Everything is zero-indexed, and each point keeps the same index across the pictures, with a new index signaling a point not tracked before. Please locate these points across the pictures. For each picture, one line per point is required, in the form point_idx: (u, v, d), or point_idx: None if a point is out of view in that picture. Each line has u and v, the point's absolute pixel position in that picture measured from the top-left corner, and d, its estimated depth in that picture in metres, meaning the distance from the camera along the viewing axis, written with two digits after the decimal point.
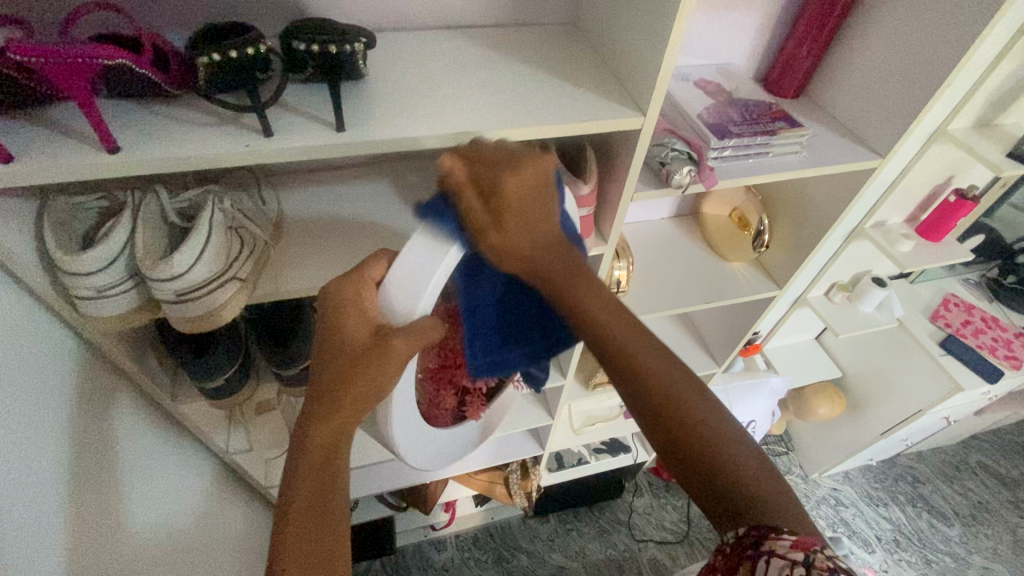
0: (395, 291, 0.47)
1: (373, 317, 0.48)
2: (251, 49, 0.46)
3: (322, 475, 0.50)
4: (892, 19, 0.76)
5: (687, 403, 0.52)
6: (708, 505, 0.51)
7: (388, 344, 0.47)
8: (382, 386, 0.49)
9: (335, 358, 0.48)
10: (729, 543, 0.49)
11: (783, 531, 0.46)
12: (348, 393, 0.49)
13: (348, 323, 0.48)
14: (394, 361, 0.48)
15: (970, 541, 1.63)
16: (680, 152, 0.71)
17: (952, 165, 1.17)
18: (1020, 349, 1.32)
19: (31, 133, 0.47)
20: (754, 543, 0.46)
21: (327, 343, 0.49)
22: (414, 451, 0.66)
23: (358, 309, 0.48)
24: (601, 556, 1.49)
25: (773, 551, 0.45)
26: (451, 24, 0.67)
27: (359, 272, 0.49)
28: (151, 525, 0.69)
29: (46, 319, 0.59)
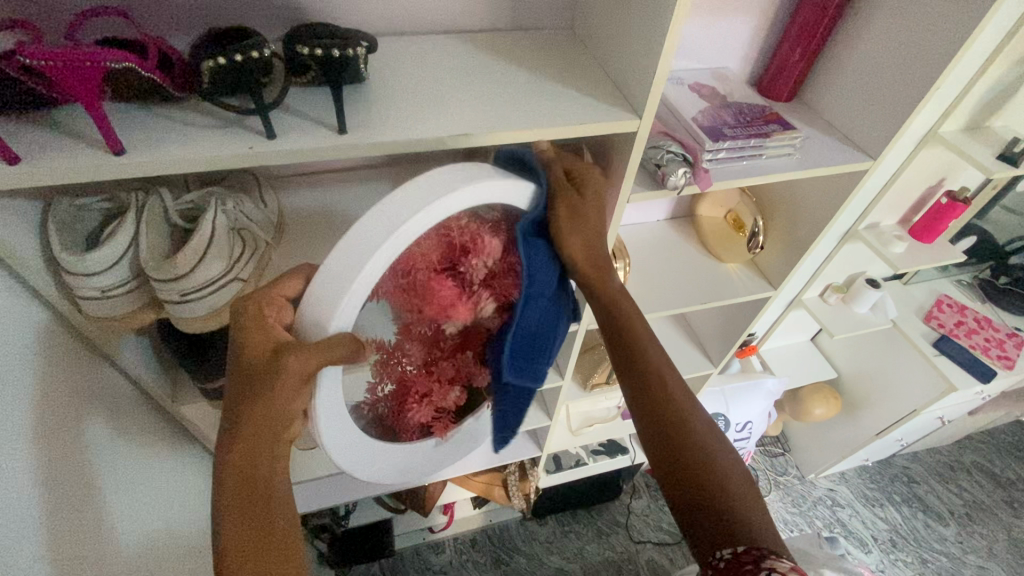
0: (314, 298, 0.45)
1: (277, 332, 0.47)
2: (255, 53, 0.47)
3: (247, 502, 0.47)
4: (883, 23, 0.78)
5: (694, 423, 0.60)
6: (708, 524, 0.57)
7: (283, 359, 0.45)
8: (288, 402, 0.47)
9: (244, 376, 0.47)
10: (724, 560, 0.53)
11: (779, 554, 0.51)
12: (256, 413, 0.46)
13: (253, 341, 0.47)
14: (290, 379, 0.45)
15: (965, 541, 1.64)
16: (675, 154, 0.72)
17: (943, 168, 1.19)
18: (1013, 349, 1.34)
19: (36, 135, 0.48)
20: (754, 560, 0.51)
21: (236, 362, 0.47)
22: (365, 467, 0.63)
23: (263, 326, 0.47)
24: (599, 558, 1.50)
25: (773, 567, 0.49)
26: (450, 28, 0.68)
27: (271, 289, 0.49)
28: (148, 529, 0.70)
29: (50, 320, 0.60)
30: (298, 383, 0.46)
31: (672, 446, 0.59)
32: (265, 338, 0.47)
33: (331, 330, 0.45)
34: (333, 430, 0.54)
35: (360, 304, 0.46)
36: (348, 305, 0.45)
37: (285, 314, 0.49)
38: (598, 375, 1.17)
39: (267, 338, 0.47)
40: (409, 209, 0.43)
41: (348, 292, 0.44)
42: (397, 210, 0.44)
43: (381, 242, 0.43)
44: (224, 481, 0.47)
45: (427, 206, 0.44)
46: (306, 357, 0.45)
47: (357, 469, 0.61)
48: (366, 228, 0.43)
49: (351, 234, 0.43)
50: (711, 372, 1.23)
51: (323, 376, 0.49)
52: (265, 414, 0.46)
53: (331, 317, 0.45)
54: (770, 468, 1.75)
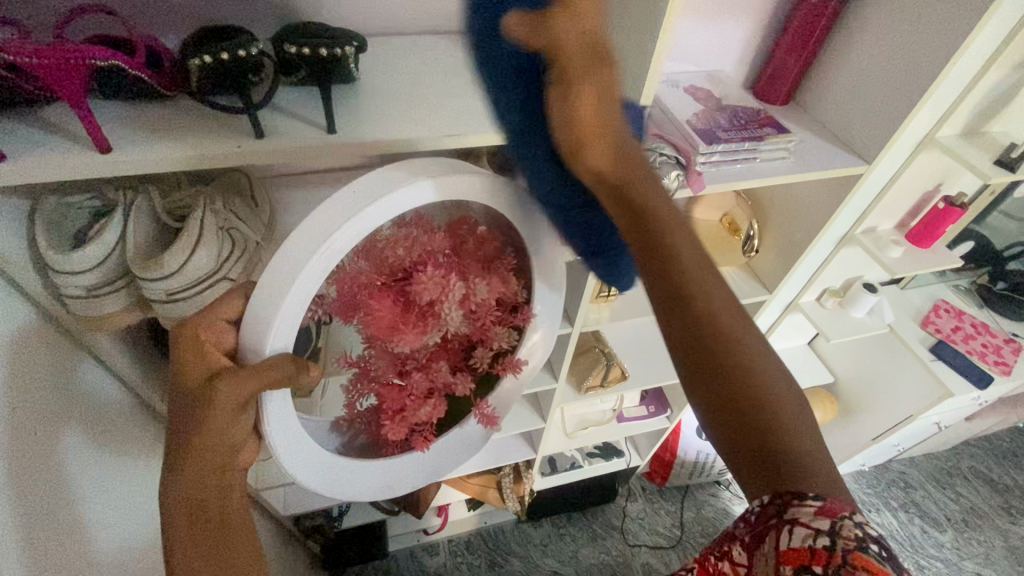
0: (246, 322, 0.44)
1: (215, 360, 0.46)
2: (243, 52, 0.47)
3: (198, 529, 0.48)
4: (878, 28, 0.77)
5: (738, 341, 0.49)
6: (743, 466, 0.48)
7: (216, 391, 0.44)
8: (233, 427, 0.47)
9: (183, 406, 0.46)
10: (755, 511, 0.46)
11: (807, 495, 0.43)
12: (198, 443, 0.46)
13: (190, 369, 0.46)
14: (226, 408, 0.45)
15: (962, 547, 1.63)
16: (668, 156, 0.71)
17: (940, 172, 1.18)
18: (1010, 354, 1.34)
19: (24, 133, 0.48)
20: (778, 512, 0.44)
21: (175, 390, 0.47)
22: (342, 489, 0.64)
23: (197, 354, 0.46)
24: (594, 561, 1.49)
25: (797, 519, 0.42)
26: (444, 29, 0.68)
27: (206, 314, 0.46)
28: (136, 530, 0.69)
29: (39, 318, 0.60)
30: (230, 411, 0.46)
31: (711, 381, 0.49)
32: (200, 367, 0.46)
33: (269, 354, 0.45)
34: (291, 458, 0.54)
35: (296, 322, 0.45)
36: (282, 322, 0.44)
37: (225, 337, 0.47)
38: (593, 377, 1.16)
39: (202, 367, 0.46)
40: (336, 220, 0.42)
41: (279, 310, 0.43)
42: (325, 221, 0.42)
43: (309, 255, 0.42)
44: (172, 512, 0.47)
45: (353, 217, 0.42)
46: (233, 388, 0.44)
47: (333, 491, 0.62)
48: (295, 244, 0.42)
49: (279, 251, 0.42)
50: None
51: (265, 404, 0.48)
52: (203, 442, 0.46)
53: (263, 338, 0.44)
54: None
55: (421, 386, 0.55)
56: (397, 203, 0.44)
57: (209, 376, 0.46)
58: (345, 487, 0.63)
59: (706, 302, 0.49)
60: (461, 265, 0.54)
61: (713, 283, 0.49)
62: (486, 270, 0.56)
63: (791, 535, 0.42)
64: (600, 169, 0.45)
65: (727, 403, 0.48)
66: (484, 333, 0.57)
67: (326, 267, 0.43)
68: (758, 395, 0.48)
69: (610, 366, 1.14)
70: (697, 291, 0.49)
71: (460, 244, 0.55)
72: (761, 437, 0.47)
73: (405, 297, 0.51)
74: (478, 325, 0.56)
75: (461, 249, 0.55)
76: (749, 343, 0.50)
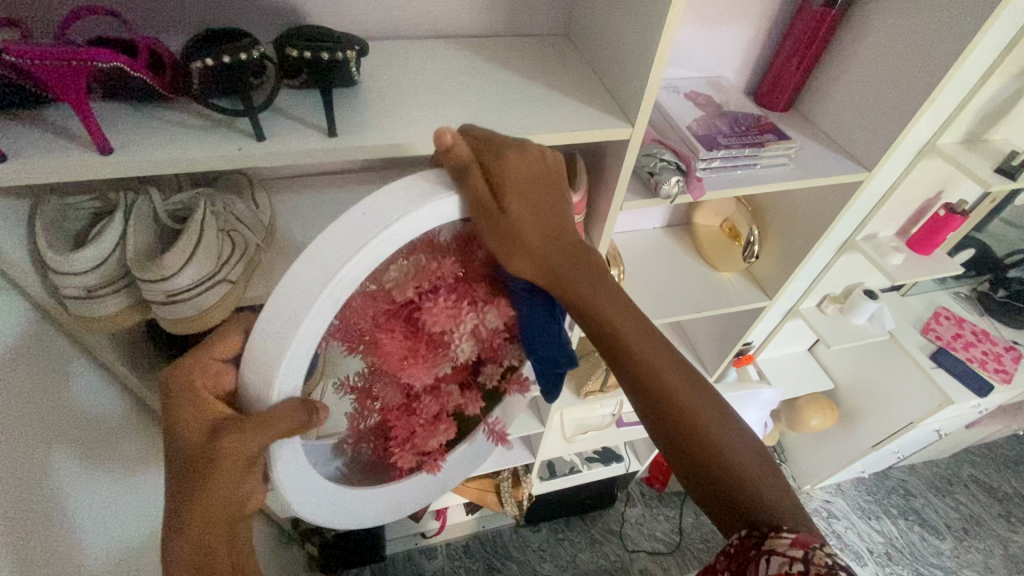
0: (248, 366, 0.42)
1: (214, 409, 0.44)
2: (244, 54, 0.47)
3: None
4: (879, 35, 0.77)
5: (691, 404, 0.53)
6: (715, 506, 0.52)
7: (217, 446, 0.42)
8: (239, 483, 0.45)
9: (181, 461, 0.44)
10: (734, 545, 0.50)
11: (784, 530, 0.48)
12: (198, 504, 0.44)
13: (188, 421, 0.44)
14: (230, 463, 0.43)
15: (962, 555, 1.62)
16: (668, 163, 0.72)
17: (941, 179, 1.18)
18: (1011, 362, 1.33)
19: (25, 134, 0.48)
20: (756, 544, 0.48)
21: (172, 443, 0.45)
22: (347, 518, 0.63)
23: (195, 400, 0.44)
24: (592, 566, 1.49)
25: (774, 549, 0.46)
26: (445, 33, 0.68)
27: (202, 355, 0.46)
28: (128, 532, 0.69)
29: (39, 319, 0.60)
30: (240, 462, 0.44)
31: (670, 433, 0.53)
32: (202, 417, 0.44)
33: (274, 401, 0.43)
34: (302, 499, 0.54)
35: (304, 359, 0.42)
36: (287, 363, 0.41)
37: (223, 379, 0.46)
38: (592, 382, 1.16)
39: (203, 417, 0.44)
40: (342, 252, 0.39)
41: (288, 343, 0.40)
42: (340, 242, 0.39)
43: (320, 286, 0.39)
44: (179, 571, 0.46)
45: (360, 246, 0.39)
46: (240, 439, 0.42)
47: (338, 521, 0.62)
48: (301, 270, 0.39)
49: (280, 285, 0.40)
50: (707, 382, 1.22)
51: (273, 451, 0.47)
52: (208, 500, 0.44)
53: (270, 378, 0.41)
54: None
55: (431, 413, 0.53)
56: (408, 227, 0.42)
57: (213, 424, 0.44)
58: (349, 512, 0.62)
59: (650, 362, 0.52)
60: (473, 287, 0.50)
61: (652, 341, 0.53)
62: (499, 291, 0.52)
63: (768, 567, 0.46)
64: (552, 269, 0.49)
65: (683, 460, 0.53)
66: (498, 354, 0.54)
67: (334, 301, 0.41)
68: (719, 457, 0.51)
69: (611, 371, 1.16)
70: (652, 365, 0.52)
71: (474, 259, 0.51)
72: (728, 481, 0.51)
73: (413, 326, 0.49)
74: (491, 347, 0.53)
75: (473, 267, 0.51)
76: (704, 403, 0.53)
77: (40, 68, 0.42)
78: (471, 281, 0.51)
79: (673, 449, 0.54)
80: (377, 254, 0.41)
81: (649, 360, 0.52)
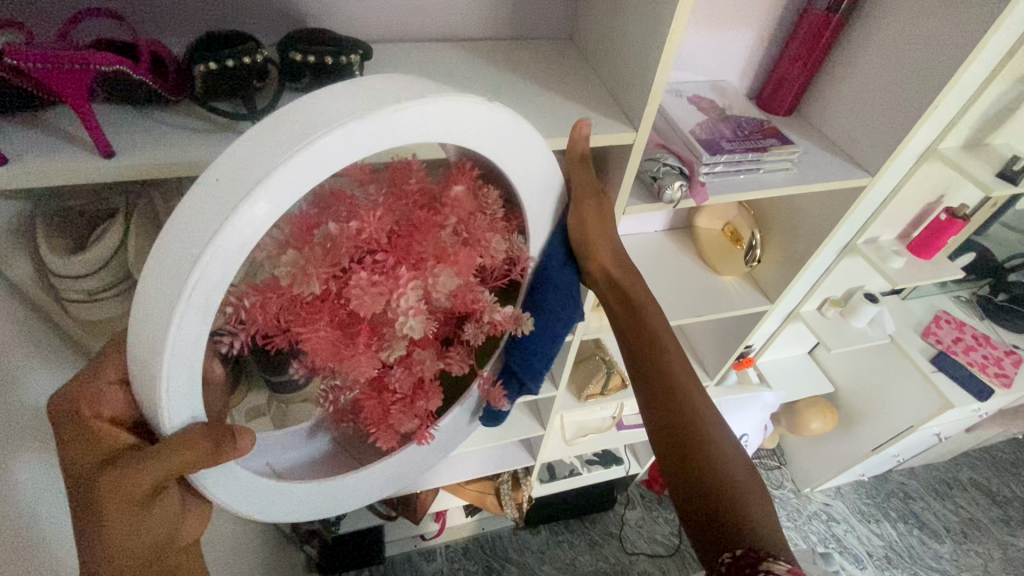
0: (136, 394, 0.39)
1: (113, 439, 0.43)
2: (248, 58, 0.47)
3: None
4: (883, 40, 0.77)
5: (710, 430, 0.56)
6: (708, 524, 0.52)
7: (108, 478, 0.42)
8: (146, 518, 0.44)
9: (81, 491, 0.44)
10: (724, 563, 0.49)
11: (780, 556, 0.47)
12: (108, 536, 0.43)
13: (87, 450, 0.43)
14: (122, 498, 0.42)
15: (961, 559, 1.62)
16: (672, 167, 0.71)
17: (943, 184, 1.18)
18: (1011, 366, 1.33)
19: (27, 137, 0.48)
20: (752, 563, 0.47)
21: (70, 473, 0.44)
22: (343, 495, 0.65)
23: (89, 435, 0.43)
24: (592, 569, 1.48)
25: (772, 569, 0.45)
26: (449, 35, 0.68)
27: (93, 379, 0.44)
28: None
29: (41, 324, 0.60)
30: (134, 499, 0.43)
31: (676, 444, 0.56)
32: (100, 453, 0.44)
33: (170, 433, 0.41)
34: (262, 503, 0.54)
35: (196, 366, 0.38)
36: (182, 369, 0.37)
37: (118, 403, 0.44)
38: (594, 385, 1.16)
39: (100, 453, 0.44)
40: (217, 234, 0.32)
41: (180, 308, 0.34)
42: (216, 194, 0.32)
43: (204, 245, 0.32)
44: None
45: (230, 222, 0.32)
46: (138, 475, 0.41)
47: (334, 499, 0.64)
48: (182, 231, 0.33)
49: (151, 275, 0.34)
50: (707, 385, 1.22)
51: (190, 479, 0.45)
52: (121, 543, 0.44)
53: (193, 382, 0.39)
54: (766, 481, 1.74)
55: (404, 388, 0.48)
56: (299, 178, 0.33)
57: (110, 459, 0.43)
58: (350, 489, 0.65)
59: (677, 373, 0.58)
60: (416, 243, 0.42)
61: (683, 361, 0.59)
62: (451, 239, 0.43)
63: None
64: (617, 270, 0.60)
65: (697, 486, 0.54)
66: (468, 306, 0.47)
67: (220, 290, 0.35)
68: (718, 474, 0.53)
69: (612, 373, 1.15)
70: (677, 380, 0.58)
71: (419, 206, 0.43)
72: (726, 497, 0.52)
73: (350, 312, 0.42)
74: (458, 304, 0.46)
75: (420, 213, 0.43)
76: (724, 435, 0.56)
77: (47, 74, 0.42)
78: (413, 230, 0.42)
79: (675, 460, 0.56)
80: (268, 217, 0.33)
81: (674, 375, 0.58)
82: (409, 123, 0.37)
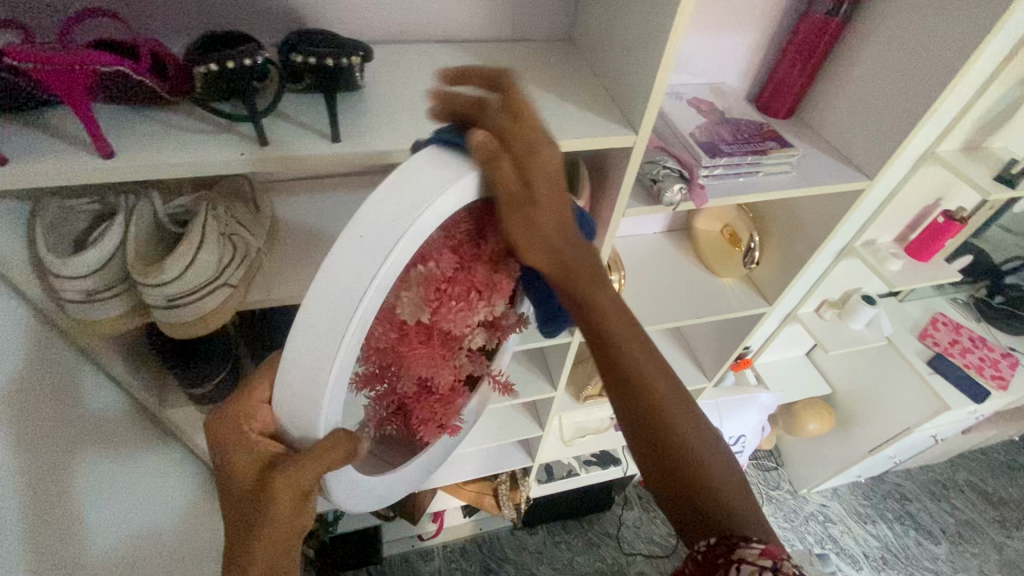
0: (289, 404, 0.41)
1: (264, 446, 0.44)
2: (248, 60, 0.47)
3: None
4: (882, 44, 0.78)
5: (667, 410, 0.52)
6: (685, 514, 0.51)
7: (268, 484, 0.43)
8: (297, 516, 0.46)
9: (245, 495, 0.45)
10: (700, 552, 0.48)
11: (753, 542, 0.46)
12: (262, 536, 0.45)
13: (240, 458, 0.44)
14: (287, 497, 0.44)
15: (957, 560, 1.63)
16: (672, 170, 0.72)
17: (940, 187, 1.19)
18: (1007, 369, 1.34)
19: (26, 137, 0.48)
20: (725, 552, 0.46)
21: (229, 480, 0.46)
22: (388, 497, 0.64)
23: (246, 441, 0.44)
24: (589, 569, 1.49)
25: (743, 558, 0.44)
26: (449, 37, 0.68)
27: (246, 396, 0.45)
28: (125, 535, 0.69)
29: (40, 324, 0.60)
30: (288, 498, 0.44)
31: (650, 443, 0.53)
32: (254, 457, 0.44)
33: (319, 434, 0.43)
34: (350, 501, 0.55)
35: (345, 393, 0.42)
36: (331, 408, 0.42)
37: (266, 414, 0.45)
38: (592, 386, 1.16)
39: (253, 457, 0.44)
40: (352, 295, 0.37)
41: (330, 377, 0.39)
42: (350, 280, 0.37)
43: (346, 323, 0.38)
44: None
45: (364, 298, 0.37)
46: (295, 476, 0.42)
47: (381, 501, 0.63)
48: (323, 313, 0.38)
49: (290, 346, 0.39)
50: (706, 387, 1.22)
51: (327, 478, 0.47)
52: (273, 533, 0.45)
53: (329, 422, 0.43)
54: (763, 482, 1.74)
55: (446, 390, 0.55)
56: (411, 243, 0.38)
57: (262, 464, 0.44)
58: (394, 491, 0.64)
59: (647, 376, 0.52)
60: (473, 273, 0.47)
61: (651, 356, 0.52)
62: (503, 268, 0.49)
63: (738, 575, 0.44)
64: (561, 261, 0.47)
65: (665, 471, 0.52)
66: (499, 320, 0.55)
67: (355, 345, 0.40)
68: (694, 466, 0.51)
69: None
70: (630, 358, 0.51)
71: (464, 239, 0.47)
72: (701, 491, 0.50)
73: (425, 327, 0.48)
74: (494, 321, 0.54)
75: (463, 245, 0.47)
76: (683, 411, 0.52)
77: (48, 74, 0.42)
78: (473, 256, 0.48)
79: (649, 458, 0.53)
80: (380, 294, 0.39)
81: (626, 348, 0.51)
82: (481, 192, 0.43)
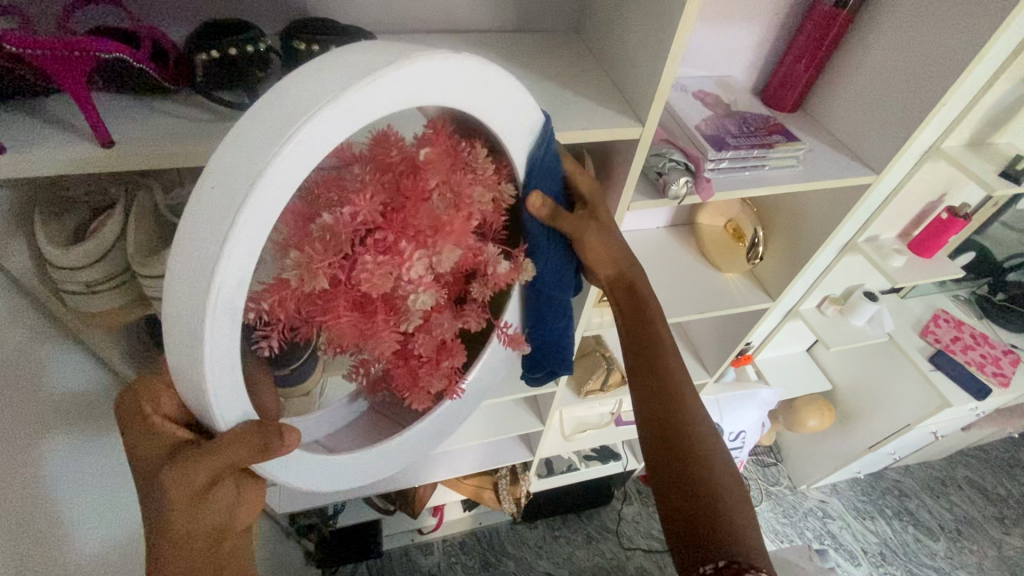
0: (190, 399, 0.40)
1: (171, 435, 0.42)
2: (250, 48, 0.46)
3: None
4: (890, 37, 0.77)
5: (689, 423, 0.55)
6: (688, 532, 0.51)
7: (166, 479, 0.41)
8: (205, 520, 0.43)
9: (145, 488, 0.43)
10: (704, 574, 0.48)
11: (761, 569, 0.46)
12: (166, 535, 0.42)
13: (145, 446, 0.42)
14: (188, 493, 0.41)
15: (955, 556, 1.63)
16: (677, 163, 0.71)
17: (944, 183, 1.18)
18: (1009, 366, 1.34)
19: (25, 125, 0.47)
20: None
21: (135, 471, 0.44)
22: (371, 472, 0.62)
23: (147, 430, 0.42)
24: (588, 563, 1.49)
25: None
26: (454, 27, 0.67)
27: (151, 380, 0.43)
28: (124, 527, 0.69)
29: (38, 315, 0.59)
30: (194, 492, 0.42)
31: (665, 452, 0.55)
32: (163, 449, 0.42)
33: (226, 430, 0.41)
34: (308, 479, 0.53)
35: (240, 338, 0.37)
36: (224, 380, 0.38)
37: (167, 403, 0.42)
38: (593, 382, 1.15)
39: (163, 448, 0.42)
40: (215, 234, 0.32)
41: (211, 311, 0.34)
42: (222, 183, 0.32)
43: (220, 245, 0.32)
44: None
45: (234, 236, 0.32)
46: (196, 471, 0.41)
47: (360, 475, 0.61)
48: (197, 235, 0.33)
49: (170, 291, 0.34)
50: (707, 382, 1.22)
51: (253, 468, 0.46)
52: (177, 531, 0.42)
53: (237, 393, 0.40)
54: (762, 478, 1.74)
55: (428, 352, 0.47)
56: (304, 154, 0.32)
57: (167, 457, 0.42)
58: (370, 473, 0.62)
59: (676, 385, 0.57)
60: (404, 206, 0.39)
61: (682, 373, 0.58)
62: (441, 203, 0.40)
63: None
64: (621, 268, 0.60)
65: (667, 464, 0.55)
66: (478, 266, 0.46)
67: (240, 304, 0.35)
68: (704, 486, 0.52)
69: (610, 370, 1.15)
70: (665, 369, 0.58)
71: (399, 168, 0.40)
72: (710, 509, 0.51)
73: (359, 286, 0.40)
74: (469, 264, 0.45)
75: (400, 174, 0.40)
76: (706, 433, 0.55)
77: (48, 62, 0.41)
78: (410, 186, 0.39)
79: (663, 468, 0.55)
80: (258, 238, 0.33)
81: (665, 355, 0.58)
82: (398, 93, 0.35)
